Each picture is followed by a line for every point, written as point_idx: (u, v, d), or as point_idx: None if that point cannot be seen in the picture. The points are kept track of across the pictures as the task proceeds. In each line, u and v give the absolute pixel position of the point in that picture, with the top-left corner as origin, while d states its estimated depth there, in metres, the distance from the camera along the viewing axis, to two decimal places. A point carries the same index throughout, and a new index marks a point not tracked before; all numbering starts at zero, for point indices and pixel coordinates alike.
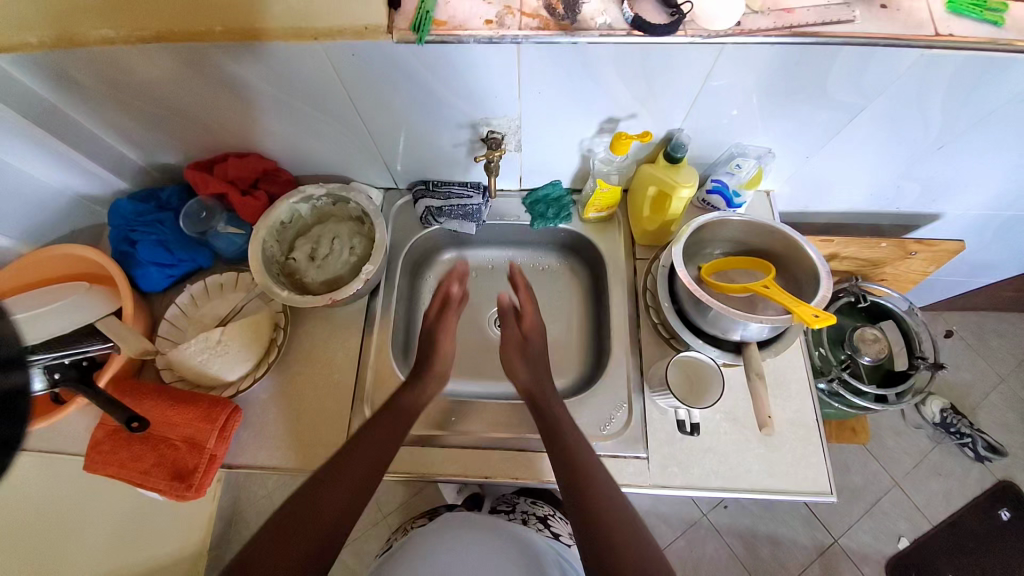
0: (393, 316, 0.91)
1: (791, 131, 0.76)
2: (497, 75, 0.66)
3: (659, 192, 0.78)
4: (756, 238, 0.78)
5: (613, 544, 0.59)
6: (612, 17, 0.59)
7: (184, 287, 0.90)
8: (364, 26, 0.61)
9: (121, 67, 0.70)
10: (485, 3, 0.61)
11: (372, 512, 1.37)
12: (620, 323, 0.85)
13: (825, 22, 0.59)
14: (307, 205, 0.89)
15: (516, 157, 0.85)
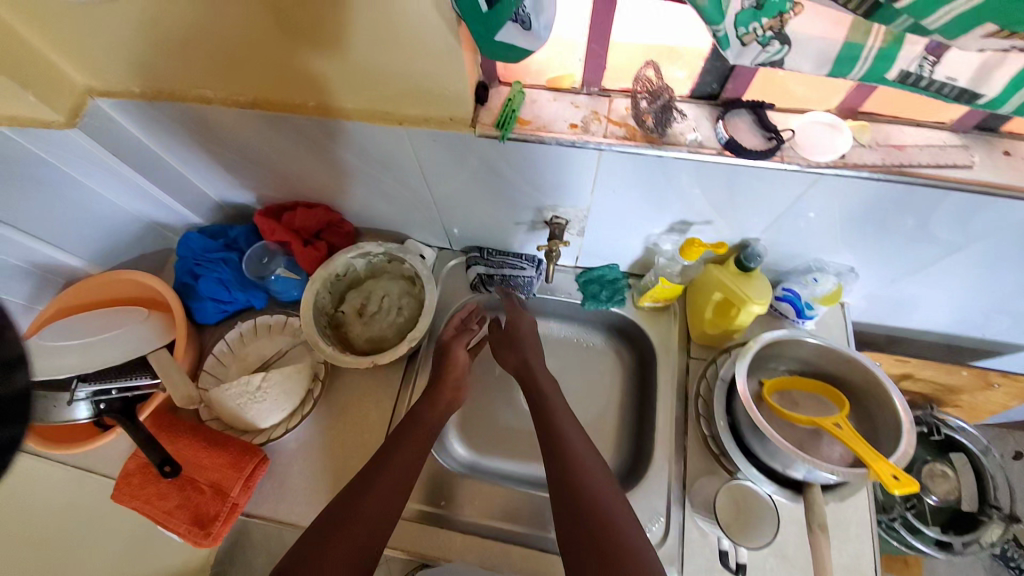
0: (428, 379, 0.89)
1: (878, 254, 0.71)
2: (572, 172, 0.65)
3: (725, 300, 0.74)
4: (828, 363, 0.73)
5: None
6: (703, 134, 0.57)
7: (234, 324, 0.92)
8: (449, 117, 0.62)
9: (212, 122, 0.73)
10: (572, 106, 0.60)
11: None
12: (666, 426, 0.80)
13: (939, 164, 0.55)
14: (363, 260, 0.90)
15: (577, 241, 0.83)
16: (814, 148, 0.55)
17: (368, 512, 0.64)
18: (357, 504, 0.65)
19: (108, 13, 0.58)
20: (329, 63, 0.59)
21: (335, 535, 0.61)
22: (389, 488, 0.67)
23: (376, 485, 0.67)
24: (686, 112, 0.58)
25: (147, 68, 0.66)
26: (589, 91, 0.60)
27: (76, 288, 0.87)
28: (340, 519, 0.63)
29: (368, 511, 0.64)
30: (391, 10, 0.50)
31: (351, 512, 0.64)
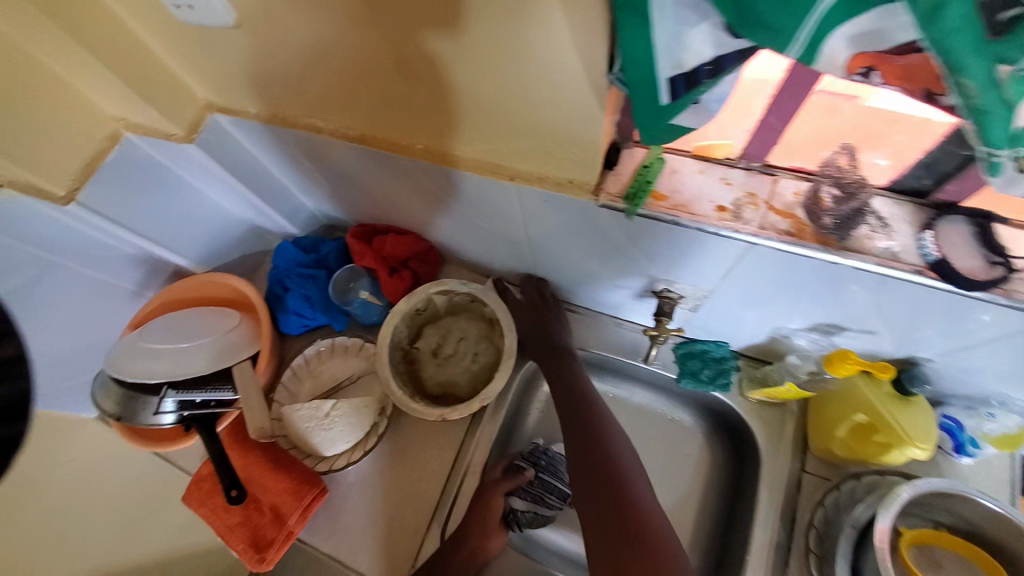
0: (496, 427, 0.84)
1: None
2: (706, 255, 0.54)
3: (870, 425, 0.60)
4: (999, 532, 0.58)
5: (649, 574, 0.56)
6: (900, 243, 0.44)
7: (313, 340, 0.91)
8: (568, 179, 0.53)
9: (319, 149, 0.70)
10: (722, 183, 0.49)
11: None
12: (764, 551, 0.67)
13: None
14: (445, 297, 0.84)
15: (685, 316, 0.72)
16: None
17: None
18: None
19: (234, 37, 0.56)
20: (444, 111, 0.53)
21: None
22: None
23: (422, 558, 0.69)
24: (878, 210, 0.46)
25: (263, 91, 0.64)
26: (748, 166, 0.49)
27: (176, 287, 0.90)
28: None
29: None
30: (526, 69, 0.43)
31: None
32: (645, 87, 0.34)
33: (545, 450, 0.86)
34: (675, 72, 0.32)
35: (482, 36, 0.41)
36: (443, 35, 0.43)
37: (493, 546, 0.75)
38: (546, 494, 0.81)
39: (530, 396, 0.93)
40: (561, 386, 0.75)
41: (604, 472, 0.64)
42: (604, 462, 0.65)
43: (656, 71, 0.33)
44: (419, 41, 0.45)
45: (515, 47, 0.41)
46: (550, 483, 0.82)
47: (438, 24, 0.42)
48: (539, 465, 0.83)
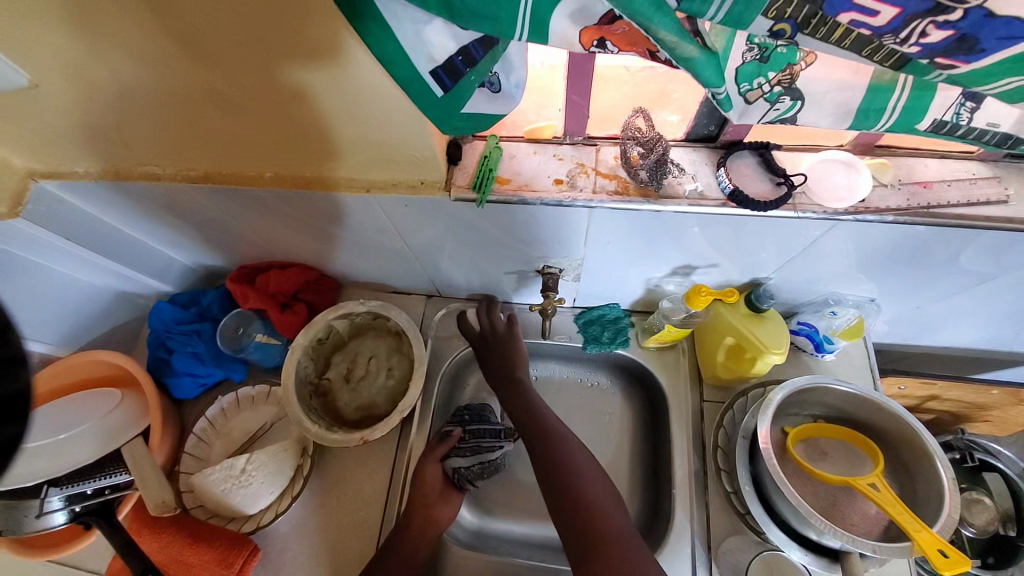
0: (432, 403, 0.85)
1: (900, 285, 0.65)
2: (562, 227, 0.58)
3: (738, 345, 0.68)
4: (860, 412, 0.67)
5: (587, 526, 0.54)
6: (704, 183, 0.51)
7: (216, 397, 0.86)
8: (420, 181, 0.55)
9: (168, 198, 0.67)
10: (556, 160, 0.54)
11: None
12: (685, 483, 0.73)
13: (971, 203, 0.48)
14: (345, 321, 0.83)
15: (572, 286, 0.76)
16: (827, 193, 0.48)
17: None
18: None
19: (33, 99, 0.52)
20: (283, 135, 0.53)
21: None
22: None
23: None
24: (681, 159, 0.52)
25: (86, 149, 0.60)
26: (573, 141, 0.54)
27: (50, 370, 0.80)
28: None
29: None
30: (340, 83, 0.44)
31: None
32: (415, 83, 0.38)
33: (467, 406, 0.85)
34: (432, 66, 0.36)
35: (288, 55, 0.43)
36: (249, 60, 0.44)
37: (443, 516, 0.74)
38: (481, 441, 0.80)
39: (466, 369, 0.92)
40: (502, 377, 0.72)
41: (542, 435, 0.63)
42: (552, 455, 0.60)
43: (417, 66, 0.36)
44: (229, 72, 0.45)
45: (324, 64, 0.42)
46: (480, 430, 0.81)
47: (241, 51, 0.43)
48: (465, 420, 0.82)
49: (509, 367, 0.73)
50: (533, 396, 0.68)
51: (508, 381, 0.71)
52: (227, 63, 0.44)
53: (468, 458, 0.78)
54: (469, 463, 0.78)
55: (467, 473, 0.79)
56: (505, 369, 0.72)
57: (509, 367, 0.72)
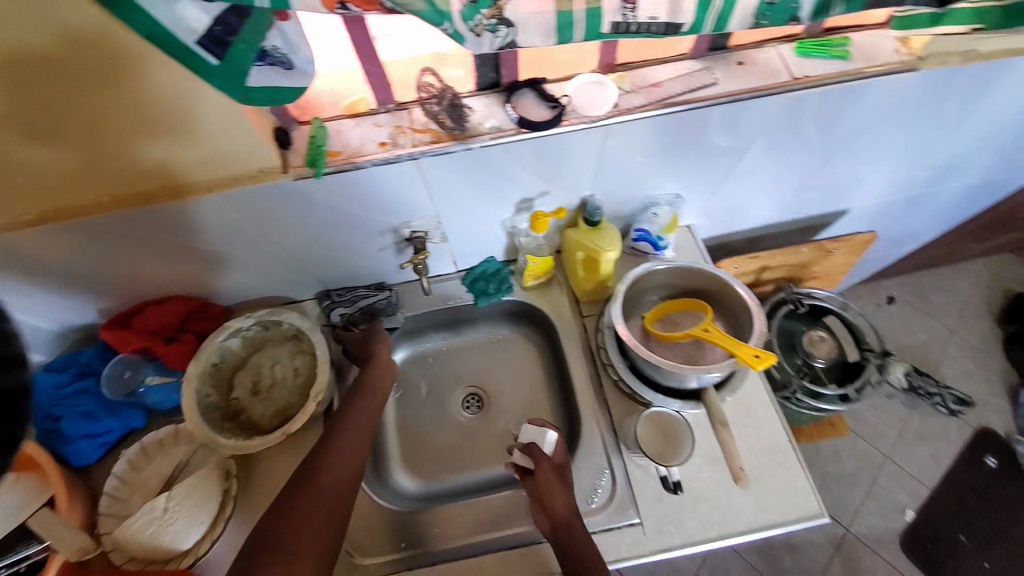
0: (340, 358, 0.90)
1: (691, 175, 0.80)
2: (404, 187, 0.68)
3: (588, 257, 0.81)
4: (688, 281, 0.81)
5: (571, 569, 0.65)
6: (499, 119, 0.63)
7: (120, 452, 0.83)
8: (257, 170, 0.62)
9: (10, 254, 0.67)
10: (375, 127, 0.63)
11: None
12: (583, 387, 0.84)
13: (692, 89, 0.65)
14: (237, 338, 0.84)
15: (443, 247, 0.86)
16: (590, 105, 0.62)
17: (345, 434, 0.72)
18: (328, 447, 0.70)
19: None
20: (121, 162, 0.58)
21: (315, 501, 0.64)
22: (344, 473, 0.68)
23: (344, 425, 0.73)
24: (476, 105, 0.63)
25: None
26: (387, 109, 0.63)
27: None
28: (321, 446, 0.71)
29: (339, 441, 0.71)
30: (147, 91, 0.50)
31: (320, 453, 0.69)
32: (192, 61, 0.45)
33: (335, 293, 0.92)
34: (195, 36, 0.44)
35: (99, 79, 0.48)
36: (53, 84, 0.48)
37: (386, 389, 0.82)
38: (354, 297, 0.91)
39: None
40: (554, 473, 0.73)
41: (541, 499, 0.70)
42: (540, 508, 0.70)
43: (184, 42, 0.44)
44: (38, 100, 0.49)
45: (127, 75, 0.48)
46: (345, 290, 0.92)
47: (42, 76, 0.47)
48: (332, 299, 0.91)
49: (556, 464, 0.74)
50: (562, 477, 0.73)
51: (545, 476, 0.72)
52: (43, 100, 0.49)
53: (348, 307, 0.90)
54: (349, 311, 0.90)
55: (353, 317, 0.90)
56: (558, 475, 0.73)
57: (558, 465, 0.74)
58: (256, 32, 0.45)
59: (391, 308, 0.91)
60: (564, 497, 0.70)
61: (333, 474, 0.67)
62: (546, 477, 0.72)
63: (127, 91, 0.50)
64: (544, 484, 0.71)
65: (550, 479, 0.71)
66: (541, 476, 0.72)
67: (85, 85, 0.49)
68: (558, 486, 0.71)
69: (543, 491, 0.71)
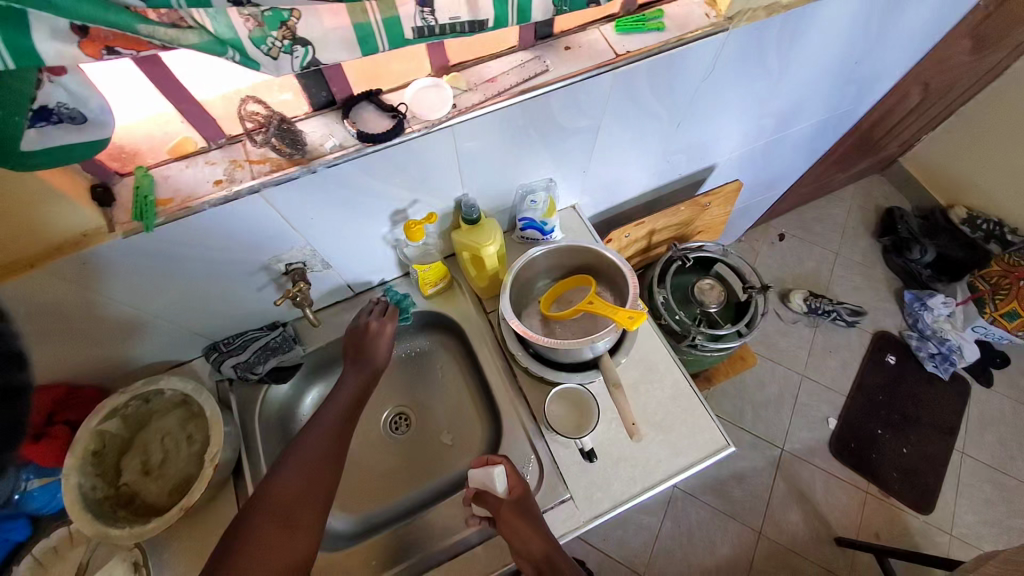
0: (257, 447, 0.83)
1: (557, 158, 0.83)
2: (260, 222, 0.65)
3: (473, 255, 0.82)
4: (573, 258, 0.85)
5: None
6: (340, 137, 0.61)
7: (5, 573, 0.73)
8: (81, 233, 0.57)
9: None
10: (208, 165, 0.59)
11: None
12: (497, 381, 0.86)
13: (527, 79, 0.67)
14: (115, 419, 0.76)
15: (330, 273, 0.84)
16: (427, 110, 0.63)
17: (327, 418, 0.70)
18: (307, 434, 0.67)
19: None
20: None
21: (290, 473, 0.62)
22: (302, 483, 0.61)
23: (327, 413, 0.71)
24: (313, 126, 0.62)
25: None
26: (218, 143, 0.60)
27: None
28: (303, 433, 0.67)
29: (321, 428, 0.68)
30: None
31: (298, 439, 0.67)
32: None
33: (227, 343, 0.86)
34: None
35: None
36: None
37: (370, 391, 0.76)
38: (248, 343, 0.86)
39: (291, 400, 0.93)
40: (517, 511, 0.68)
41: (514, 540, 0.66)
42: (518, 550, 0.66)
43: None
44: None
45: None
46: (236, 337, 0.87)
47: None
48: (221, 351, 0.85)
49: (519, 499, 0.70)
50: (529, 510, 0.69)
51: (508, 519, 0.67)
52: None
53: (241, 354, 0.84)
54: (245, 357, 0.85)
55: (250, 364, 0.85)
56: (524, 510, 0.68)
57: (521, 500, 0.70)
58: (22, 93, 0.40)
59: (290, 345, 0.87)
60: (529, 531, 0.66)
61: (320, 434, 0.67)
62: (511, 519, 0.67)
63: None
64: (511, 525, 0.67)
65: (513, 518, 0.67)
66: (506, 521, 0.67)
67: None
68: (524, 522, 0.67)
69: (506, 527, 0.67)
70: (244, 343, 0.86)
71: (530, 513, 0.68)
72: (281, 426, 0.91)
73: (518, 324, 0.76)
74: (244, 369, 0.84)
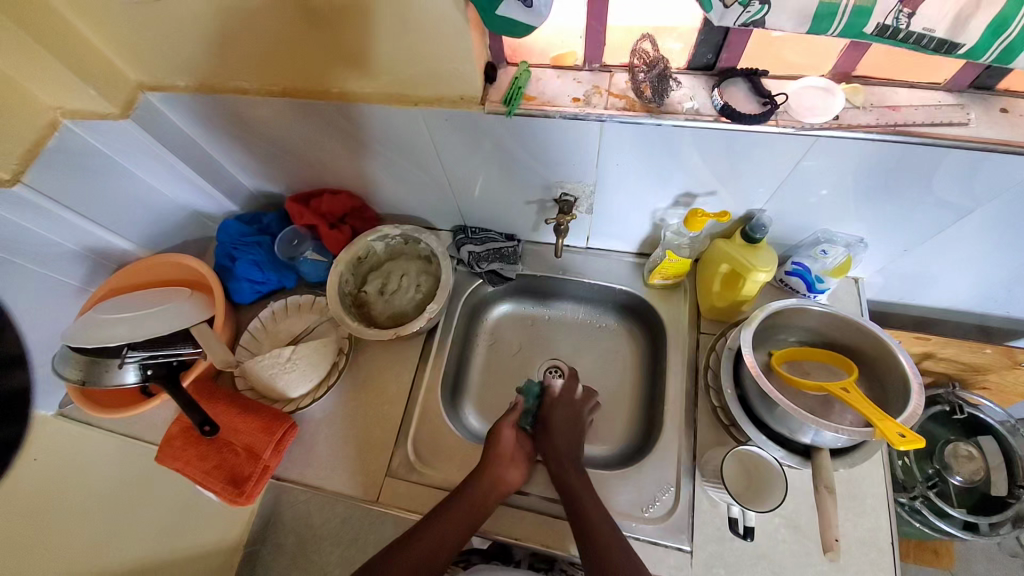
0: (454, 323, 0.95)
1: (887, 222, 0.70)
2: (577, 147, 0.70)
3: (732, 272, 0.76)
4: (837, 334, 0.73)
5: (586, 530, 0.67)
6: (701, 102, 0.61)
7: (269, 303, 0.99)
8: (460, 96, 0.68)
9: (248, 114, 0.81)
10: (574, 82, 0.65)
11: (362, 538, 1.35)
12: (675, 398, 0.81)
13: (934, 124, 0.56)
14: (382, 243, 0.94)
15: (586, 219, 0.86)
16: (807, 110, 0.58)
17: (458, 522, 0.70)
18: (440, 513, 0.71)
19: (162, 11, 0.66)
20: (366, 69, 0.68)
21: (417, 544, 0.69)
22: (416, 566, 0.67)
23: (460, 503, 0.71)
24: (684, 83, 0.62)
25: (198, 64, 0.74)
26: (591, 67, 0.65)
27: (123, 271, 0.92)
28: (438, 509, 0.72)
29: (450, 520, 0.70)
30: (416, 22, 0.60)
31: (430, 517, 0.71)
32: None
33: (472, 231, 0.97)
34: None
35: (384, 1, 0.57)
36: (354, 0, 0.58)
37: (511, 478, 0.75)
38: (488, 238, 0.96)
39: (488, 304, 1.03)
40: (561, 443, 0.79)
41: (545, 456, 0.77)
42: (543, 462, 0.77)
43: None
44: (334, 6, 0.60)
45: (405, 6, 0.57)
46: (481, 228, 0.97)
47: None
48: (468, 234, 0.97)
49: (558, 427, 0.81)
50: (562, 439, 0.80)
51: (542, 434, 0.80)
52: (318, 13, 0.61)
53: (479, 245, 0.95)
54: (480, 249, 0.95)
55: (481, 257, 0.95)
56: (561, 438, 0.80)
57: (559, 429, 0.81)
58: None
59: (516, 259, 0.96)
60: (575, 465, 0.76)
61: (450, 518, 0.70)
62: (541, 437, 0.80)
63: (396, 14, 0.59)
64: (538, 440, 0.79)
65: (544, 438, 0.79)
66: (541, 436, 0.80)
67: (349, 3, 0.59)
68: (557, 439, 0.80)
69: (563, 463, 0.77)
70: (484, 239, 0.96)
71: (560, 443, 0.79)
72: (472, 318, 1.01)
73: (753, 362, 0.70)
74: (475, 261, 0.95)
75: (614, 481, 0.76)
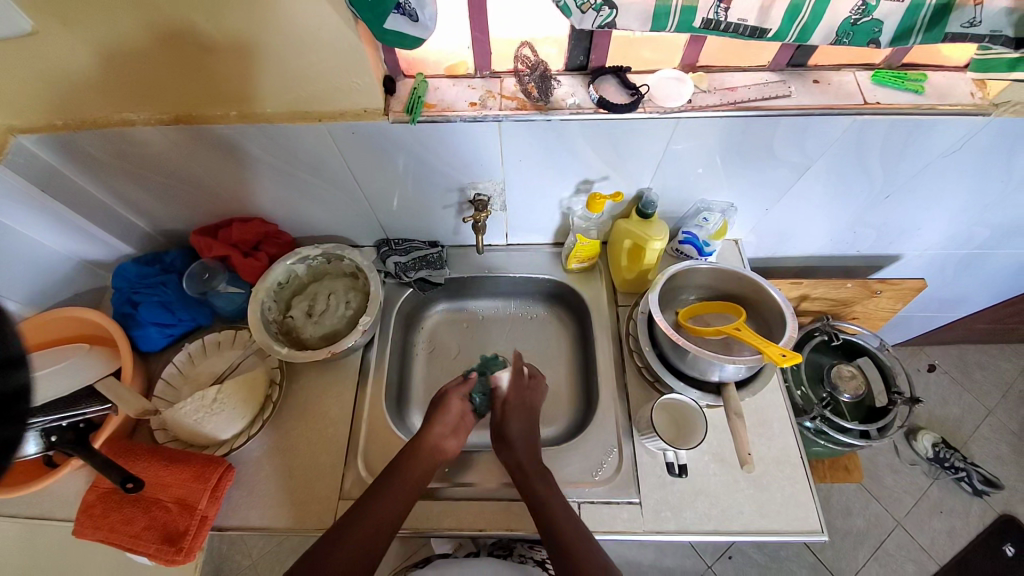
0: (389, 336, 0.96)
1: (748, 186, 0.84)
2: (481, 147, 0.75)
3: (635, 245, 0.85)
4: (726, 285, 0.85)
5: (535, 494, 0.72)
6: (581, 98, 0.70)
7: (183, 346, 0.92)
8: (363, 109, 0.71)
9: (139, 147, 0.77)
10: (469, 89, 0.72)
11: None
12: (606, 367, 0.88)
13: (765, 98, 0.69)
14: (303, 265, 0.94)
15: (501, 217, 0.92)
16: (666, 97, 0.69)
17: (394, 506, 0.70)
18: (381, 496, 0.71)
19: (28, 47, 0.62)
20: (262, 88, 0.69)
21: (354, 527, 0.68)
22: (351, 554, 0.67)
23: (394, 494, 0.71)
24: (564, 82, 0.72)
25: (75, 97, 0.70)
26: (482, 75, 0.73)
27: (30, 324, 0.84)
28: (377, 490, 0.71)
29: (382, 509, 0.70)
30: (309, 41, 0.62)
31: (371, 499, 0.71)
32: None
33: (393, 242, 0.99)
34: None
35: (271, 19, 0.59)
36: (242, 20, 0.59)
37: (450, 446, 0.78)
38: (411, 247, 0.98)
39: (422, 312, 1.04)
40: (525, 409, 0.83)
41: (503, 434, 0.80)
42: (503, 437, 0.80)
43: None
44: (224, 30, 0.60)
45: (294, 24, 0.60)
46: (406, 239, 1.00)
47: (235, 10, 0.58)
48: (390, 245, 0.99)
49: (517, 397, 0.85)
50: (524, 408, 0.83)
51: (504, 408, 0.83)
52: (209, 39, 0.62)
53: (403, 256, 0.97)
54: (405, 259, 0.97)
55: (407, 266, 0.97)
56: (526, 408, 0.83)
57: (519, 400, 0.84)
58: None
59: (442, 265, 0.98)
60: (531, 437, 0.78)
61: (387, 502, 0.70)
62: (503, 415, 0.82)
63: (286, 32, 0.61)
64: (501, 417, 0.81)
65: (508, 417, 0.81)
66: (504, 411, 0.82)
67: (238, 24, 0.60)
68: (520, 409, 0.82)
69: (517, 437, 0.79)
70: (408, 250, 0.98)
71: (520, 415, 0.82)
72: (406, 327, 1.02)
73: (664, 323, 0.78)
74: (402, 272, 0.97)
75: (561, 455, 0.81)
